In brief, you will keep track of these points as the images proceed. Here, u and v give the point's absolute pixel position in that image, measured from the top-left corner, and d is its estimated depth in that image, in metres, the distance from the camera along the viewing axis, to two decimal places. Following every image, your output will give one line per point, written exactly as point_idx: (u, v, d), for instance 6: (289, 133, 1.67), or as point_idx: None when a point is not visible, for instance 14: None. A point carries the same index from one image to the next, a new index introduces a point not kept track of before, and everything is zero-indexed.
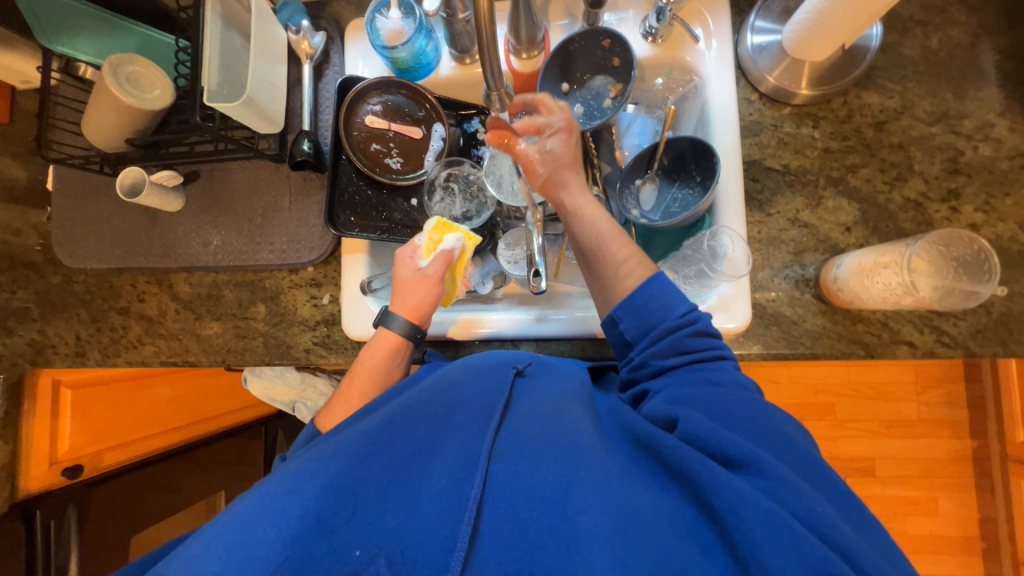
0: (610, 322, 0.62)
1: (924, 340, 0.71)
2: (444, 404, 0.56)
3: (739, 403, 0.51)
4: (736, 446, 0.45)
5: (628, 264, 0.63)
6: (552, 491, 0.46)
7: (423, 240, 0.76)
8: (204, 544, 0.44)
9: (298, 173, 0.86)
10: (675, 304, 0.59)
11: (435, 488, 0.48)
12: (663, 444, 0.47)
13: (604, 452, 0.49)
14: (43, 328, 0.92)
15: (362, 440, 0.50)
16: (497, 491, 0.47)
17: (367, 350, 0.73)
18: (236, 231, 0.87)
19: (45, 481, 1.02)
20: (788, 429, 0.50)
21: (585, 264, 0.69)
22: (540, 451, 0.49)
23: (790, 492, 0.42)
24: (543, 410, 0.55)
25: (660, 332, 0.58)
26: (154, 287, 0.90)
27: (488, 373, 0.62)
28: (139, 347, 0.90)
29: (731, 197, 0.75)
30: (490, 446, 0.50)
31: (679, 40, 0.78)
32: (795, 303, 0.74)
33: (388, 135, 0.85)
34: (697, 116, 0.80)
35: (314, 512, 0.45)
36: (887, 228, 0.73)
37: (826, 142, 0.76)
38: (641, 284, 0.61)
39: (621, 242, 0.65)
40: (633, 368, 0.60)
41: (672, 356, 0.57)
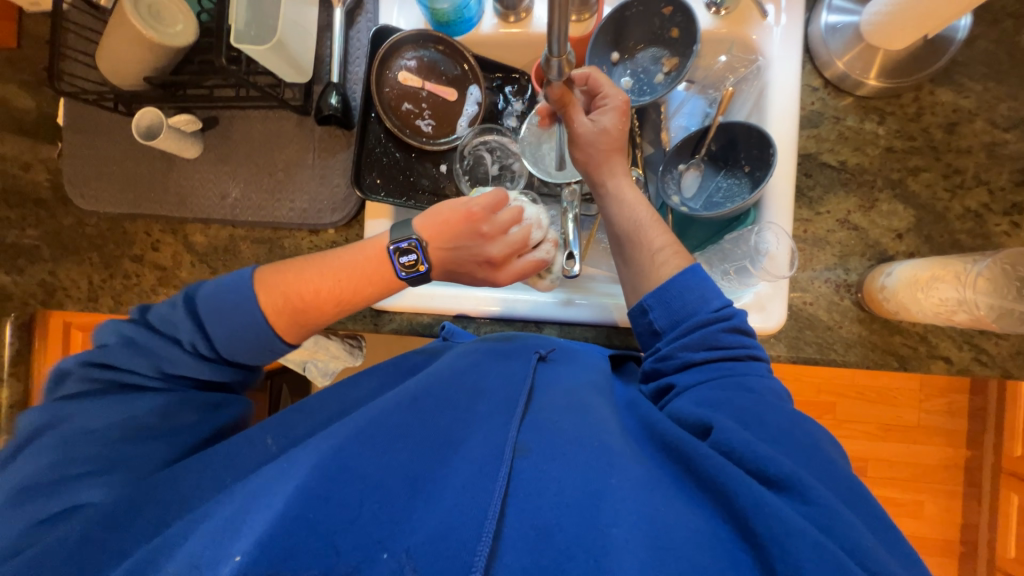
0: (639, 310, 0.62)
1: (961, 357, 0.69)
2: (466, 390, 0.55)
3: (776, 414, 0.50)
4: (777, 465, 0.45)
5: (664, 253, 0.63)
6: (582, 497, 0.44)
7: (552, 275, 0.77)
8: (227, 516, 0.43)
9: (323, 128, 0.81)
10: (710, 297, 0.59)
11: (460, 483, 0.46)
12: (696, 452, 0.47)
13: (633, 458, 0.48)
14: (54, 270, 0.90)
15: (387, 424, 0.50)
16: (522, 489, 0.46)
17: (368, 270, 0.64)
18: (256, 185, 0.83)
19: None
20: (824, 444, 0.49)
21: (617, 251, 0.68)
22: (569, 451, 0.48)
23: (836, 522, 0.41)
24: (569, 404, 0.54)
25: (691, 325, 0.57)
26: (168, 236, 0.87)
27: (509, 360, 0.61)
28: (152, 296, 0.87)
29: (782, 193, 0.71)
30: (515, 438, 0.49)
31: (744, 15, 0.72)
32: (833, 309, 0.72)
33: (421, 95, 0.81)
34: (754, 100, 0.74)
35: (337, 500, 0.43)
36: (940, 238, 0.70)
37: (889, 140, 0.71)
38: (678, 272, 0.61)
39: (659, 229, 0.65)
40: (658, 359, 0.60)
41: (703, 351, 0.56)
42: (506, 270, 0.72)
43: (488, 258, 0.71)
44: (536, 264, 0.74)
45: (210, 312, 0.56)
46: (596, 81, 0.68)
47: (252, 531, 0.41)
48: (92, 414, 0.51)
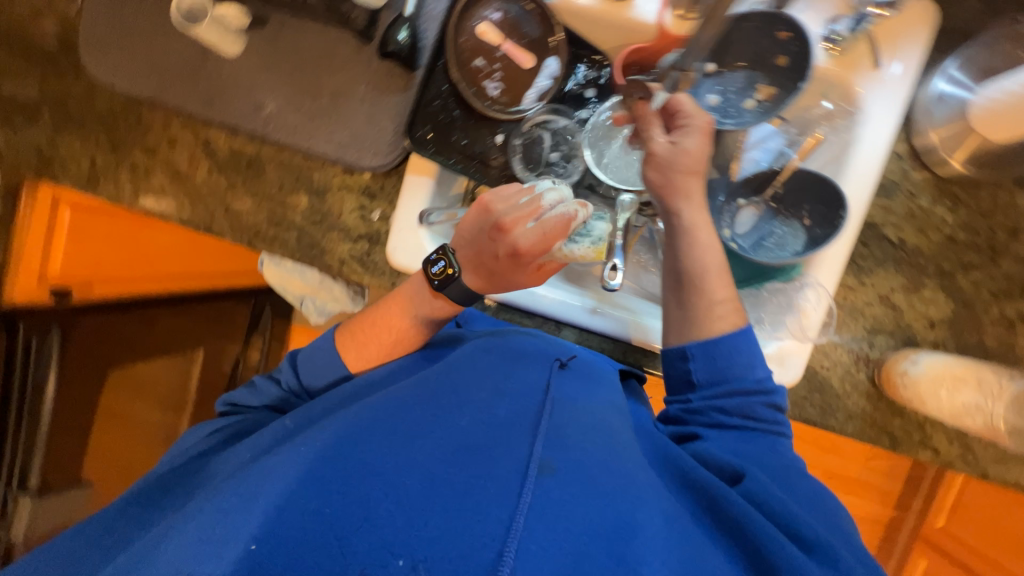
0: (679, 356, 0.62)
1: (948, 451, 0.72)
2: (488, 393, 0.54)
3: (797, 479, 0.54)
4: (809, 527, 0.47)
5: (724, 306, 0.62)
6: (610, 528, 0.43)
7: (574, 248, 0.67)
8: (243, 504, 0.43)
9: (382, 63, 0.75)
10: (755, 365, 0.60)
11: (483, 492, 0.43)
12: (724, 498, 0.49)
13: (655, 492, 0.49)
14: (54, 139, 0.82)
15: (407, 425, 0.49)
16: (547, 507, 0.43)
17: (416, 296, 0.65)
18: (296, 105, 0.76)
19: (31, 295, 0.97)
20: (840, 515, 0.53)
21: (670, 287, 0.65)
22: (596, 478, 0.47)
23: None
24: (594, 427, 0.53)
25: (731, 389, 0.59)
26: (188, 135, 0.80)
27: (532, 369, 0.60)
28: (159, 196, 0.81)
29: (834, 258, 0.69)
30: (539, 454, 0.47)
31: (856, 61, 0.68)
32: (846, 379, 0.73)
33: (496, 54, 0.74)
34: (835, 153, 0.71)
35: (353, 496, 0.42)
36: (968, 337, 0.70)
37: (954, 230, 0.70)
38: (731, 332, 0.61)
39: (723, 282, 0.62)
40: (685, 410, 0.62)
41: (736, 416, 0.59)
42: (516, 228, 0.60)
43: (497, 224, 0.62)
44: (557, 219, 0.61)
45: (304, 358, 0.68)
46: (677, 102, 0.65)
47: (266, 519, 0.41)
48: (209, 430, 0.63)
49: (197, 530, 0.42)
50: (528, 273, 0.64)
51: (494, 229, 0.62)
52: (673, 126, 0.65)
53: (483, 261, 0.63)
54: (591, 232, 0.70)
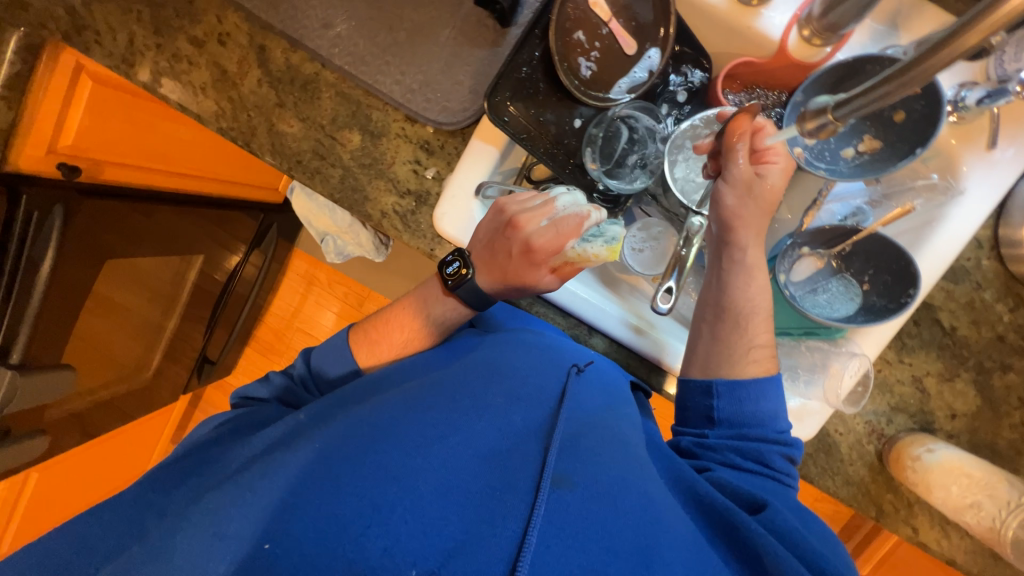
0: (704, 390, 0.59)
1: (929, 535, 0.74)
2: (504, 395, 0.50)
3: (813, 523, 0.50)
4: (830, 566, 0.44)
5: (760, 351, 0.60)
6: (628, 553, 0.40)
7: (585, 248, 0.60)
8: (249, 496, 0.40)
9: (473, 10, 0.68)
10: (779, 416, 0.58)
11: (497, 505, 0.40)
12: (742, 525, 0.45)
13: (672, 516, 0.46)
14: (88, 3, 0.73)
15: (417, 418, 0.45)
16: (562, 525, 0.40)
17: (429, 293, 0.65)
18: (370, 34, 0.70)
19: (38, 166, 0.89)
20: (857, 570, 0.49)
21: (709, 318, 0.63)
22: (612, 498, 0.43)
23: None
24: (611, 442, 0.50)
25: (748, 433, 0.56)
26: (242, 36, 0.72)
27: (550, 371, 0.56)
28: (199, 95, 0.74)
29: (884, 331, 0.68)
30: (553, 466, 0.44)
31: (971, 135, 0.65)
32: (854, 447, 0.73)
33: (600, 31, 0.69)
34: (916, 225, 0.68)
35: (360, 495, 0.39)
36: (984, 436, 0.71)
37: (1006, 330, 0.69)
38: (762, 377, 0.59)
39: (767, 327, 0.61)
40: (699, 444, 0.57)
41: (750, 461, 0.55)
42: (528, 225, 0.58)
43: (509, 218, 0.59)
44: (571, 220, 0.59)
45: (319, 353, 0.64)
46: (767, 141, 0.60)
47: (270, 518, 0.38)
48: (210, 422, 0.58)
49: (211, 518, 0.40)
50: (545, 275, 0.61)
51: (506, 225, 0.60)
52: (761, 159, 0.61)
53: (497, 259, 0.60)
54: (604, 231, 0.61)
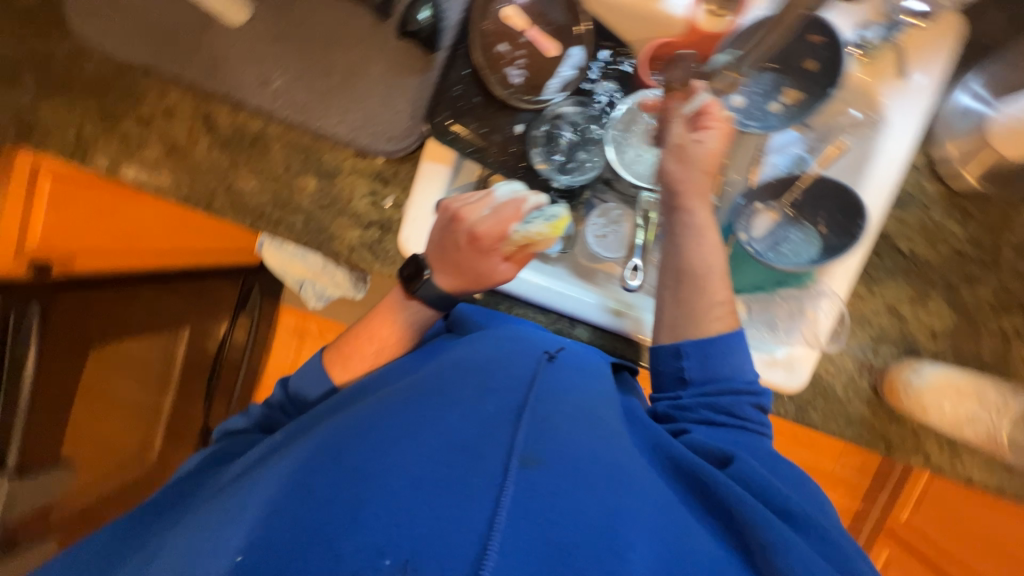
0: (674, 353, 0.62)
1: (940, 458, 0.75)
2: (473, 388, 0.51)
3: (779, 466, 0.55)
4: (791, 503, 0.48)
5: (721, 308, 0.62)
6: (600, 516, 0.41)
7: (528, 228, 0.66)
8: (223, 518, 0.41)
9: (400, 42, 0.71)
10: (745, 368, 0.61)
11: (467, 489, 0.40)
12: (714, 480, 0.48)
13: (648, 480, 0.47)
14: (35, 103, 0.76)
15: (385, 419, 0.46)
16: (532, 500, 0.40)
17: (395, 303, 0.68)
18: (307, 83, 0.72)
19: (8, 267, 0.91)
20: (821, 498, 0.54)
21: (670, 284, 0.64)
22: (584, 466, 0.44)
23: (847, 560, 0.46)
24: (583, 414, 0.51)
25: (722, 386, 0.59)
26: (186, 106, 0.75)
27: (521, 360, 0.58)
28: (154, 170, 0.76)
29: (849, 267, 0.70)
30: (522, 445, 0.44)
31: (882, 71, 0.69)
32: (849, 385, 0.74)
33: (521, 40, 0.72)
34: (855, 160, 0.71)
35: (330, 498, 0.39)
36: (967, 350, 0.73)
37: (962, 244, 0.72)
38: (725, 332, 0.61)
39: (724, 283, 0.63)
40: (674, 406, 0.61)
41: (723, 414, 0.58)
42: (471, 216, 0.64)
43: (457, 214, 0.65)
44: (509, 206, 0.65)
45: (295, 377, 0.65)
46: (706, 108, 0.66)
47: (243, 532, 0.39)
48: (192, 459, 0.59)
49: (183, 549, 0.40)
50: (499, 262, 0.66)
51: (452, 220, 0.65)
52: (697, 126, 0.66)
53: (450, 255, 0.65)
54: (545, 211, 0.68)
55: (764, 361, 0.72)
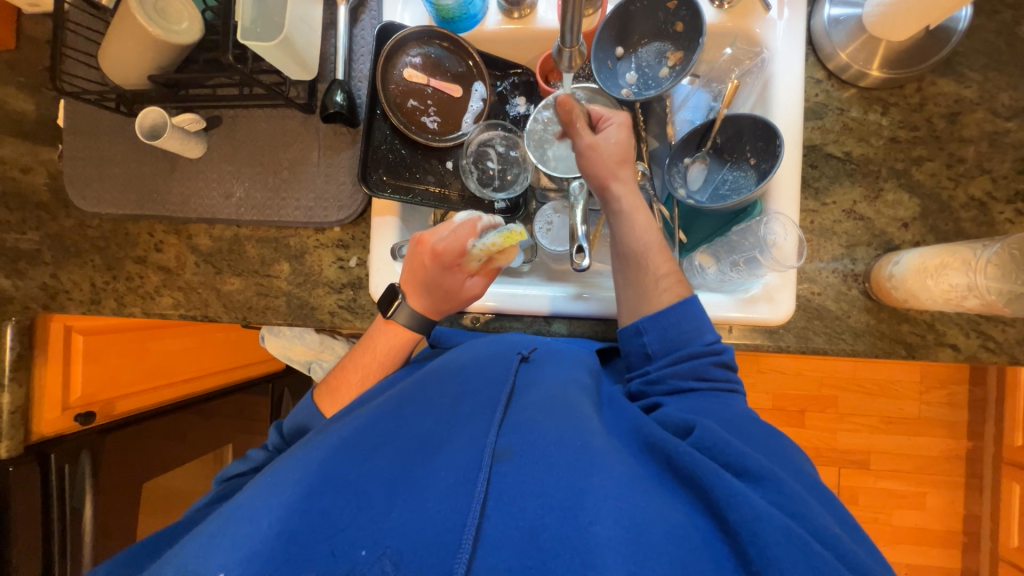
0: (634, 331, 0.63)
1: (969, 344, 0.70)
2: (450, 393, 0.56)
3: (753, 426, 0.52)
4: (754, 460, 0.46)
5: (668, 280, 0.63)
6: (565, 497, 0.44)
7: (483, 242, 0.69)
8: (209, 535, 0.44)
9: (328, 126, 0.81)
10: (704, 330, 0.60)
11: (442, 487, 0.46)
12: (676, 451, 0.47)
13: (615, 453, 0.49)
14: (56, 274, 0.89)
15: (368, 435, 0.51)
16: (502, 491, 0.45)
17: (377, 333, 0.72)
18: (261, 184, 0.82)
19: (58, 426, 0.98)
20: (795, 454, 0.52)
21: (621, 268, 0.67)
22: (552, 452, 0.48)
23: (806, 510, 0.43)
24: (553, 404, 0.54)
25: (682, 355, 0.59)
26: (172, 237, 0.86)
27: (491, 362, 0.61)
28: (156, 298, 0.86)
29: (788, 185, 0.71)
30: (495, 443, 0.49)
31: (748, 8, 0.72)
32: (840, 298, 0.72)
33: (426, 92, 0.81)
34: (758, 93, 0.75)
35: (319, 508, 0.45)
36: (945, 227, 0.71)
37: (893, 131, 0.72)
38: (677, 302, 0.61)
39: (665, 258, 0.65)
40: (645, 382, 0.61)
41: (692, 379, 0.58)
42: (432, 237, 0.70)
43: (419, 237, 0.71)
44: (465, 225, 0.70)
45: (291, 421, 0.68)
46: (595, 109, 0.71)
47: (231, 548, 0.42)
48: (201, 497, 0.62)
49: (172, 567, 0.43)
50: (465, 278, 0.71)
51: (416, 243, 0.71)
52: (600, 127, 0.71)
53: (418, 277, 0.70)
54: (500, 227, 0.71)
55: (744, 300, 0.71)
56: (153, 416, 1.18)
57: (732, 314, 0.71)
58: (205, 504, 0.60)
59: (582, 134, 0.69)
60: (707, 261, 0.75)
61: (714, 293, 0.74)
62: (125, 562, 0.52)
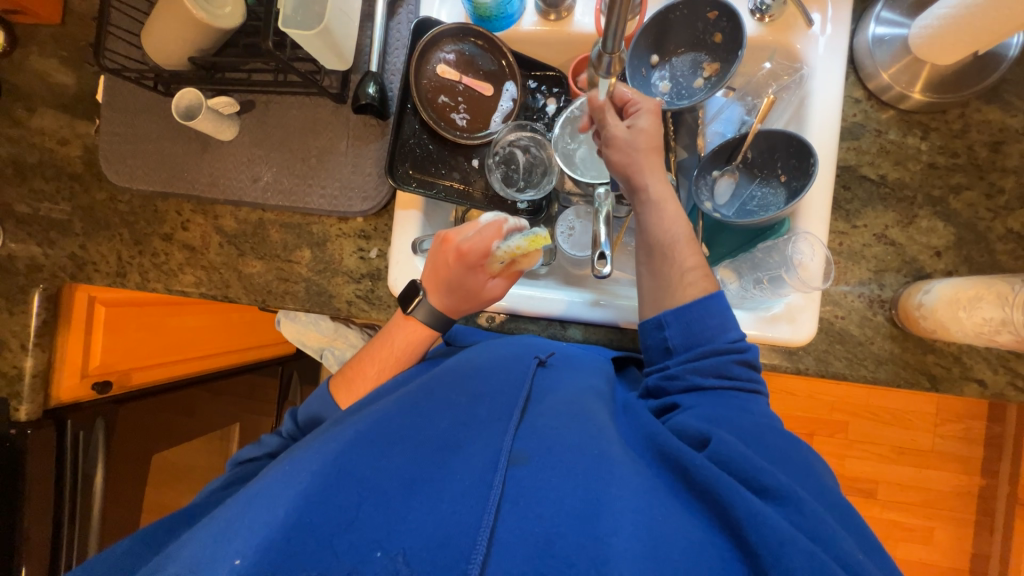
0: (656, 324, 0.62)
1: (996, 380, 0.68)
2: (466, 393, 0.56)
3: (773, 435, 0.51)
4: (774, 477, 0.45)
5: (694, 273, 0.62)
6: (580, 506, 0.44)
7: (508, 244, 0.69)
8: (227, 523, 0.44)
9: (358, 117, 0.81)
10: (728, 327, 0.59)
11: (458, 489, 0.46)
12: (693, 464, 0.47)
13: (632, 465, 0.48)
14: (85, 245, 0.91)
15: (385, 430, 0.51)
16: (518, 496, 0.45)
17: (394, 327, 0.73)
18: (288, 170, 0.83)
19: (76, 393, 1.00)
20: (817, 465, 0.51)
21: (645, 259, 0.67)
22: (568, 460, 0.47)
23: (828, 533, 0.42)
24: (570, 411, 0.53)
25: (704, 351, 0.58)
26: (199, 216, 0.88)
27: (508, 363, 0.60)
28: (179, 275, 0.88)
29: (819, 201, 0.70)
30: (511, 447, 0.49)
31: (790, 22, 0.71)
32: (865, 324, 0.71)
33: (457, 89, 0.82)
34: (793, 109, 0.74)
35: (335, 501, 0.45)
36: (980, 258, 0.69)
37: (932, 156, 0.71)
38: (704, 296, 0.60)
39: (692, 250, 0.64)
40: (664, 377, 0.60)
41: (711, 377, 0.57)
42: (458, 236, 0.69)
43: (445, 236, 0.71)
44: (491, 226, 0.70)
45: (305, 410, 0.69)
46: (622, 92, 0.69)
47: (249, 535, 0.43)
48: (215, 481, 0.63)
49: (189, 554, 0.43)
50: (487, 279, 0.71)
51: (441, 241, 0.71)
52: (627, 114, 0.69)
53: (441, 275, 0.70)
54: (525, 231, 0.71)
55: (764, 318, 0.70)
56: (165, 391, 1.21)
57: (751, 332, 0.70)
58: (219, 487, 0.61)
59: (612, 124, 0.68)
60: (730, 277, 0.75)
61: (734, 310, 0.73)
62: (142, 540, 0.54)
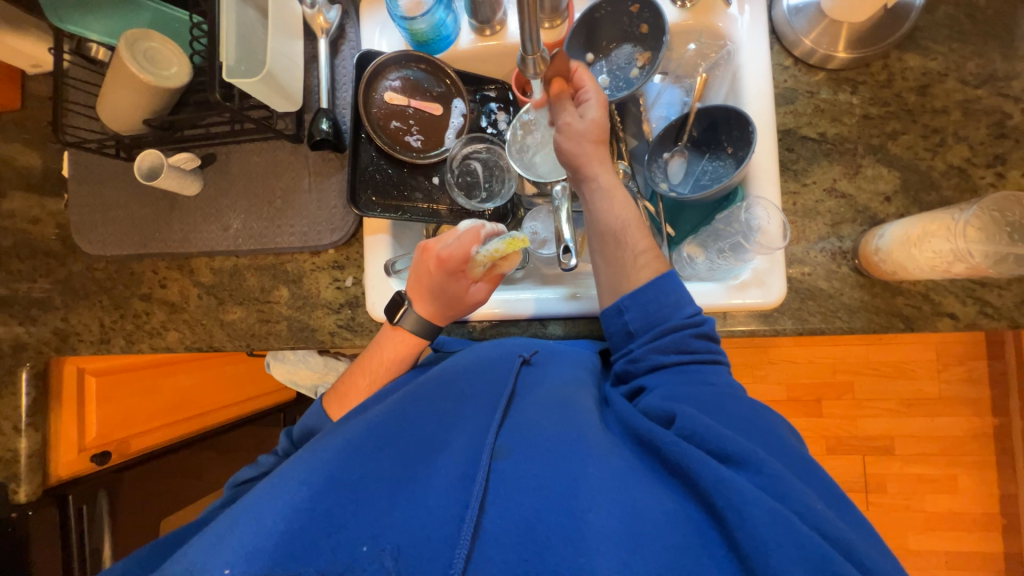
0: (615, 311, 0.63)
1: (967, 312, 0.69)
2: (451, 398, 0.56)
3: (738, 404, 0.52)
4: (735, 444, 0.46)
5: (646, 256, 0.64)
6: (560, 489, 0.45)
7: (486, 248, 0.69)
8: (216, 534, 0.44)
9: (316, 153, 0.84)
10: (683, 303, 0.60)
11: (441, 487, 0.47)
12: (664, 441, 0.47)
13: (610, 446, 0.49)
14: (68, 317, 0.92)
15: (372, 434, 0.51)
16: (500, 487, 0.46)
17: (383, 339, 0.74)
18: (256, 214, 0.85)
19: (76, 467, 1.00)
20: (784, 432, 0.51)
21: (599, 248, 0.68)
22: (548, 448, 0.48)
23: (790, 489, 0.42)
24: (554, 401, 0.54)
25: (662, 330, 0.59)
26: (174, 272, 0.89)
27: (491, 364, 0.61)
28: (163, 333, 0.89)
29: (766, 170, 0.72)
30: (494, 443, 0.50)
31: (709, 6, 0.75)
32: (832, 277, 0.72)
33: (408, 113, 0.84)
34: (729, 82, 0.77)
35: (323, 505, 0.45)
36: (929, 197, 0.71)
37: (865, 108, 0.74)
38: (655, 277, 0.62)
39: (642, 233, 0.66)
40: (630, 361, 0.61)
41: (672, 353, 0.58)
42: (436, 245, 0.71)
43: (426, 245, 0.72)
44: (469, 233, 0.72)
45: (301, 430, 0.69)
46: (577, 76, 0.69)
47: (238, 543, 0.42)
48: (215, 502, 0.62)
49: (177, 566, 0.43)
50: (469, 284, 0.73)
51: (422, 250, 0.72)
52: (578, 103, 0.70)
53: (424, 284, 0.72)
54: (504, 234, 0.72)
55: (734, 287, 0.71)
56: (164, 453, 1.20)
57: (723, 302, 0.72)
58: (217, 505, 0.60)
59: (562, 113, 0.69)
60: (698, 252, 0.76)
61: (705, 283, 0.74)
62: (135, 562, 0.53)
